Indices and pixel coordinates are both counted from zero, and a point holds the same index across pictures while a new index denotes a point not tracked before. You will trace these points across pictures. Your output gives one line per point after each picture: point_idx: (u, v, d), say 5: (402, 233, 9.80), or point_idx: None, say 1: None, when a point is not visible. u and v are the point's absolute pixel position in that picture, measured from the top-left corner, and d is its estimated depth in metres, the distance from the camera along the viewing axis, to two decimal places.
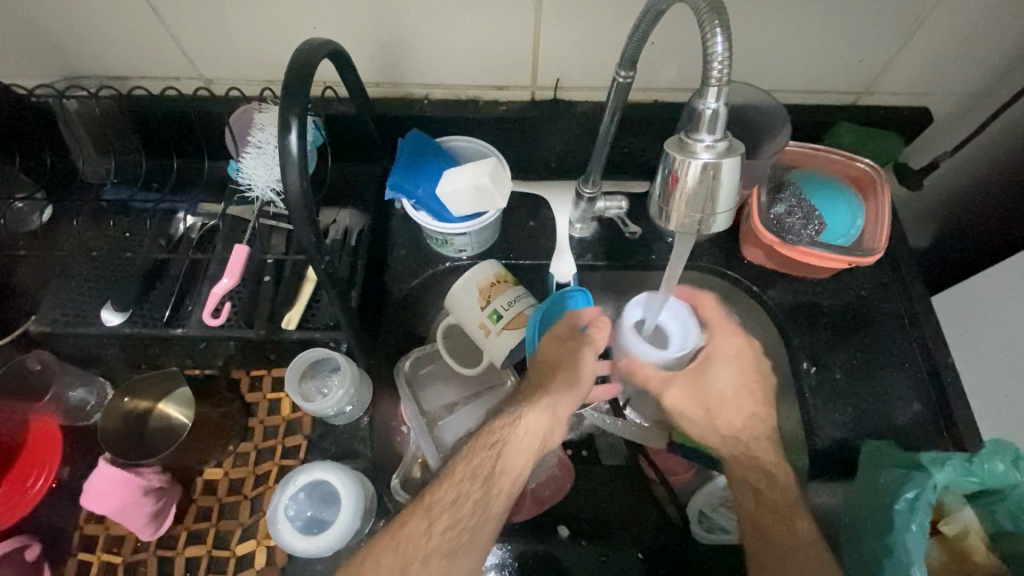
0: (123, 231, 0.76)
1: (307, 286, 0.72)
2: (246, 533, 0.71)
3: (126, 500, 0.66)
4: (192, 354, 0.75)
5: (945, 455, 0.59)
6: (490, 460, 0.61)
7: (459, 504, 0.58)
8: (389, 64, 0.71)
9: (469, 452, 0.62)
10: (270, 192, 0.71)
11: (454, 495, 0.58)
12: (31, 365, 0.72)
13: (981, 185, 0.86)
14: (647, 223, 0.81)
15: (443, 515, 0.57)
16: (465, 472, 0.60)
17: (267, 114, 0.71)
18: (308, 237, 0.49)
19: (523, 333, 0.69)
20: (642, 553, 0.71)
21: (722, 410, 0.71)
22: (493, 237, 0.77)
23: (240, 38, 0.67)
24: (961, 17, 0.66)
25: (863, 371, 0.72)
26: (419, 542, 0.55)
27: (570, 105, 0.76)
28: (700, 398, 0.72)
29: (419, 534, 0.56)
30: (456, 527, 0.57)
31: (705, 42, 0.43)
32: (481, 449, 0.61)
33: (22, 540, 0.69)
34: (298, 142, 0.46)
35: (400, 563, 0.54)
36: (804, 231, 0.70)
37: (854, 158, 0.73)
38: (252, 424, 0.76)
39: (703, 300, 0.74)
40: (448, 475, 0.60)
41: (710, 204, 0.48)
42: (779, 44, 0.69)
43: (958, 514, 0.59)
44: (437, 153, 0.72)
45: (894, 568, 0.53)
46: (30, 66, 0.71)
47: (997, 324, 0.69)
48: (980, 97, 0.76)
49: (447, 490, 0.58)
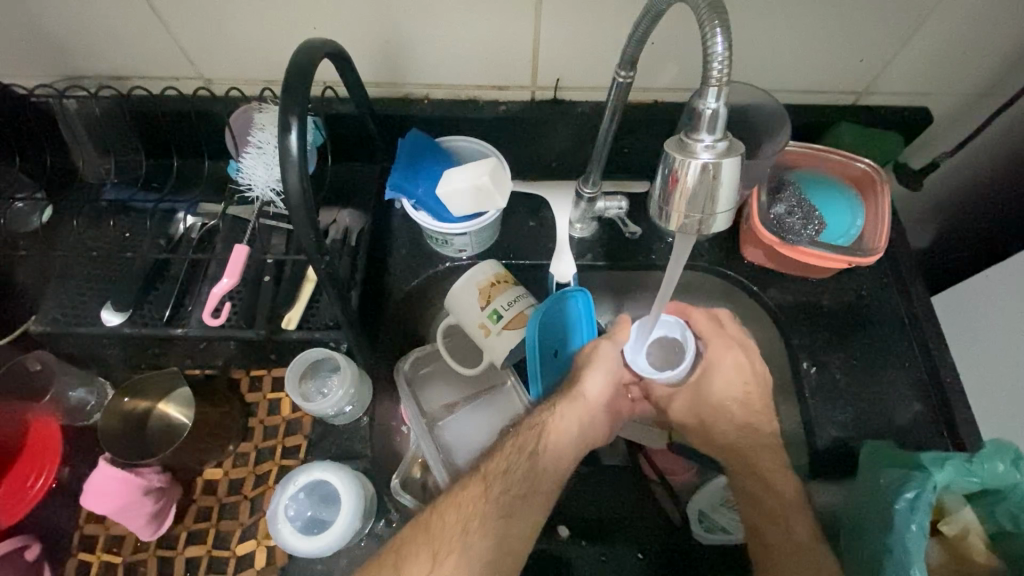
0: (123, 231, 0.76)
1: (307, 287, 0.72)
2: (247, 533, 0.71)
3: (126, 500, 0.66)
4: (192, 354, 0.74)
5: (945, 455, 0.58)
6: (533, 439, 0.61)
7: (510, 473, 0.58)
8: (389, 64, 0.70)
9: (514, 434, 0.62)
10: (270, 192, 0.71)
11: (504, 466, 0.59)
12: (31, 365, 0.72)
13: (981, 185, 0.86)
14: (647, 223, 0.81)
15: (495, 482, 0.57)
16: (511, 447, 0.60)
17: (267, 114, 0.70)
18: (309, 237, 0.49)
19: (523, 333, 0.69)
20: (642, 553, 0.70)
21: (717, 422, 0.71)
22: (493, 237, 0.77)
23: (241, 38, 0.67)
24: (961, 17, 0.66)
25: (863, 371, 0.72)
26: (475, 505, 0.56)
27: (570, 105, 0.76)
28: (698, 406, 0.72)
29: (475, 497, 0.56)
30: (509, 494, 0.57)
31: (705, 42, 0.43)
32: (524, 430, 0.62)
33: (22, 540, 0.69)
34: (299, 142, 0.46)
35: (460, 522, 0.55)
36: (804, 231, 0.70)
37: (853, 158, 0.73)
38: (252, 424, 0.76)
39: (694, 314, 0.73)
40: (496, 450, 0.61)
41: (710, 204, 0.48)
42: (778, 45, 0.69)
43: (958, 514, 0.59)
44: (437, 153, 0.72)
45: (895, 568, 0.53)
46: (30, 65, 0.71)
47: (997, 323, 0.69)
48: (980, 97, 0.76)
49: (495, 463, 0.59)
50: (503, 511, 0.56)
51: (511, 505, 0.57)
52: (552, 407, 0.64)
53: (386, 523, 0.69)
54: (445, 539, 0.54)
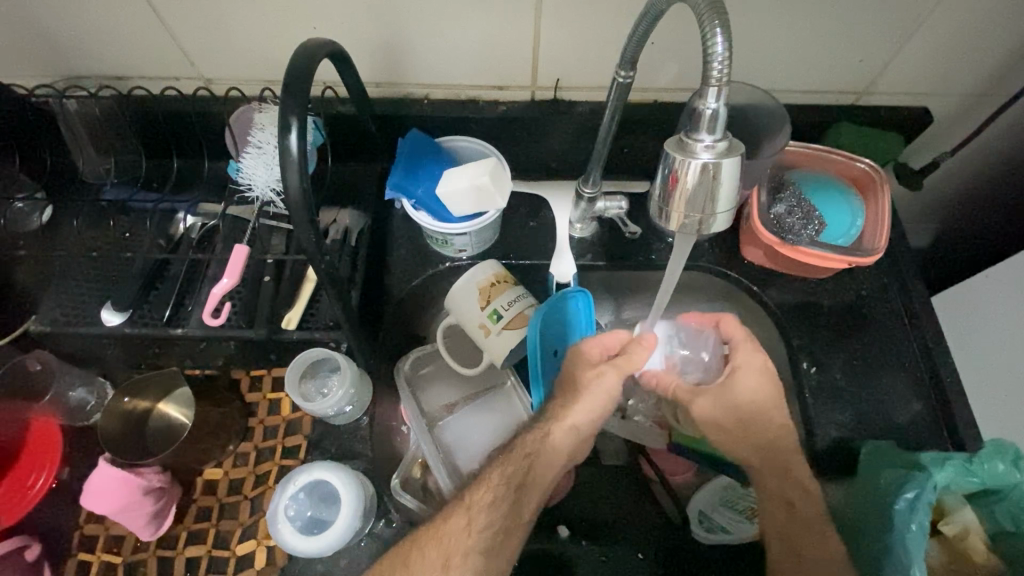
0: (123, 231, 0.76)
1: (307, 286, 0.72)
2: (247, 533, 0.71)
3: (127, 500, 0.66)
4: (192, 354, 0.75)
5: (945, 455, 0.59)
6: (521, 471, 0.58)
7: (495, 505, 0.57)
8: (389, 64, 0.70)
9: (504, 459, 0.60)
10: (270, 192, 0.71)
11: (488, 499, 0.57)
12: (31, 365, 0.72)
13: (981, 185, 0.86)
14: (647, 223, 0.81)
15: (478, 516, 0.57)
16: (498, 477, 0.58)
17: (267, 114, 0.70)
18: (309, 237, 0.49)
19: (523, 333, 0.69)
20: (642, 553, 0.71)
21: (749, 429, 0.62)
22: (493, 237, 0.77)
23: (240, 38, 0.67)
24: (961, 17, 0.66)
25: (863, 371, 0.72)
26: (456, 541, 0.56)
27: (570, 105, 0.76)
28: (724, 407, 0.63)
29: (459, 532, 0.56)
30: (490, 529, 0.57)
31: (705, 42, 0.43)
32: (513, 457, 0.59)
33: (22, 540, 0.69)
34: (299, 142, 0.46)
35: (440, 558, 0.55)
36: (804, 231, 0.69)
37: (855, 158, 0.73)
38: (252, 424, 0.76)
39: (722, 321, 0.65)
40: (483, 476, 0.59)
41: (710, 203, 0.48)
42: (779, 45, 0.69)
43: (958, 514, 0.59)
44: (437, 153, 0.71)
45: (895, 568, 0.53)
46: (31, 66, 0.71)
47: (998, 323, 0.69)
48: (980, 97, 0.76)
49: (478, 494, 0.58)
50: (484, 549, 0.56)
51: (492, 541, 0.56)
52: (546, 431, 0.60)
53: (386, 522, 0.69)
54: (425, 574, 0.54)
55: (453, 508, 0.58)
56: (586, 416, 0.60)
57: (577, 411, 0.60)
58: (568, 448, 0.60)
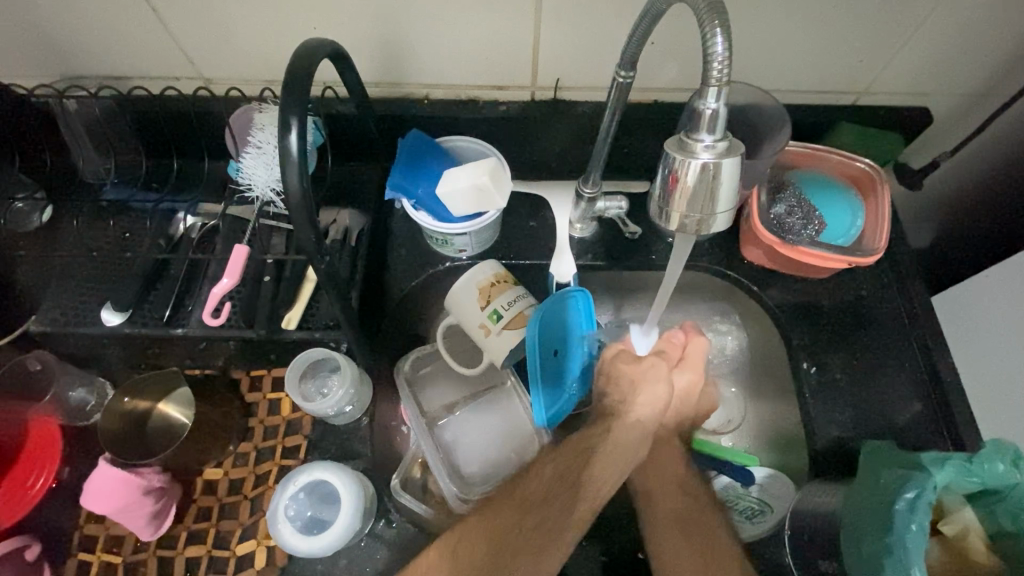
0: (123, 231, 0.76)
1: (307, 287, 0.72)
2: (247, 533, 0.71)
3: (126, 500, 0.66)
4: (192, 354, 0.75)
5: (944, 455, 0.58)
6: (578, 463, 0.62)
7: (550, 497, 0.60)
8: (389, 64, 0.70)
9: (558, 452, 0.64)
10: (270, 192, 0.71)
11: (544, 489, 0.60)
12: (31, 365, 0.73)
13: (981, 185, 0.86)
14: (647, 223, 0.81)
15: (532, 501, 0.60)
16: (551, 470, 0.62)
17: (267, 114, 0.71)
18: (308, 237, 0.49)
19: (523, 333, 0.69)
20: (642, 552, 0.71)
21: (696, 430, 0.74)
22: (493, 237, 0.77)
23: (240, 38, 0.67)
24: (961, 17, 0.66)
25: (863, 371, 0.72)
26: (512, 531, 0.58)
27: (569, 105, 0.76)
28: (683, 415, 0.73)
29: (512, 515, 0.59)
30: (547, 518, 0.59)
31: (704, 42, 0.43)
32: (571, 452, 0.63)
33: (22, 540, 0.68)
34: (298, 142, 0.46)
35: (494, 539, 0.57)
36: (804, 231, 0.70)
37: (854, 158, 0.73)
38: (252, 424, 0.76)
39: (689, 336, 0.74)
40: (537, 467, 0.63)
41: (710, 203, 0.48)
42: (779, 45, 0.69)
43: (958, 514, 0.60)
44: (436, 153, 0.71)
45: (893, 567, 0.53)
46: (31, 66, 0.71)
47: (998, 323, 0.69)
48: (980, 97, 0.76)
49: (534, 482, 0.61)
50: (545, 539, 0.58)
51: (546, 524, 0.58)
52: (608, 430, 0.65)
53: (386, 522, 0.68)
54: (478, 549, 0.56)
55: (507, 493, 0.61)
56: (637, 413, 0.66)
57: (629, 408, 0.66)
58: (626, 447, 0.65)
